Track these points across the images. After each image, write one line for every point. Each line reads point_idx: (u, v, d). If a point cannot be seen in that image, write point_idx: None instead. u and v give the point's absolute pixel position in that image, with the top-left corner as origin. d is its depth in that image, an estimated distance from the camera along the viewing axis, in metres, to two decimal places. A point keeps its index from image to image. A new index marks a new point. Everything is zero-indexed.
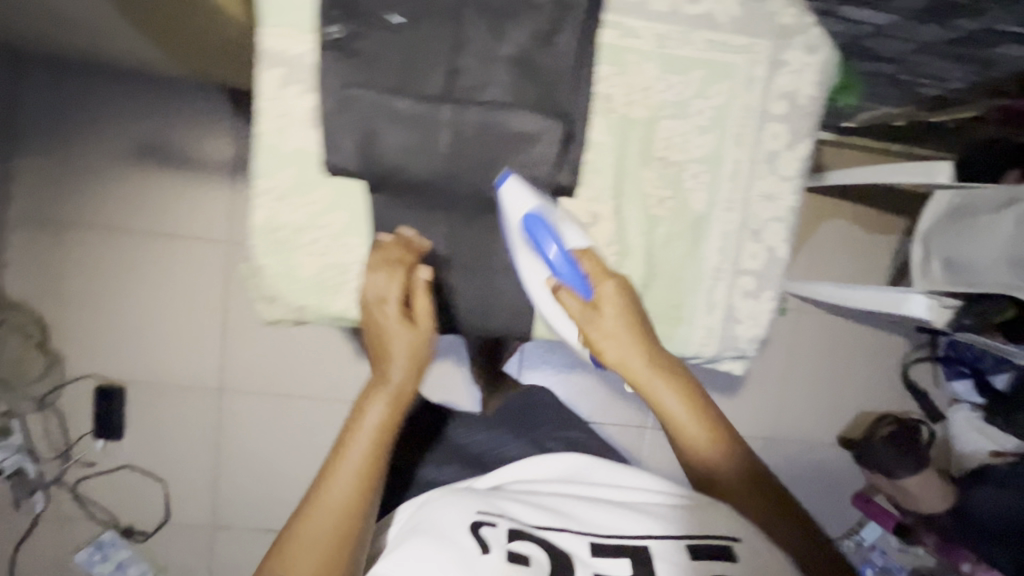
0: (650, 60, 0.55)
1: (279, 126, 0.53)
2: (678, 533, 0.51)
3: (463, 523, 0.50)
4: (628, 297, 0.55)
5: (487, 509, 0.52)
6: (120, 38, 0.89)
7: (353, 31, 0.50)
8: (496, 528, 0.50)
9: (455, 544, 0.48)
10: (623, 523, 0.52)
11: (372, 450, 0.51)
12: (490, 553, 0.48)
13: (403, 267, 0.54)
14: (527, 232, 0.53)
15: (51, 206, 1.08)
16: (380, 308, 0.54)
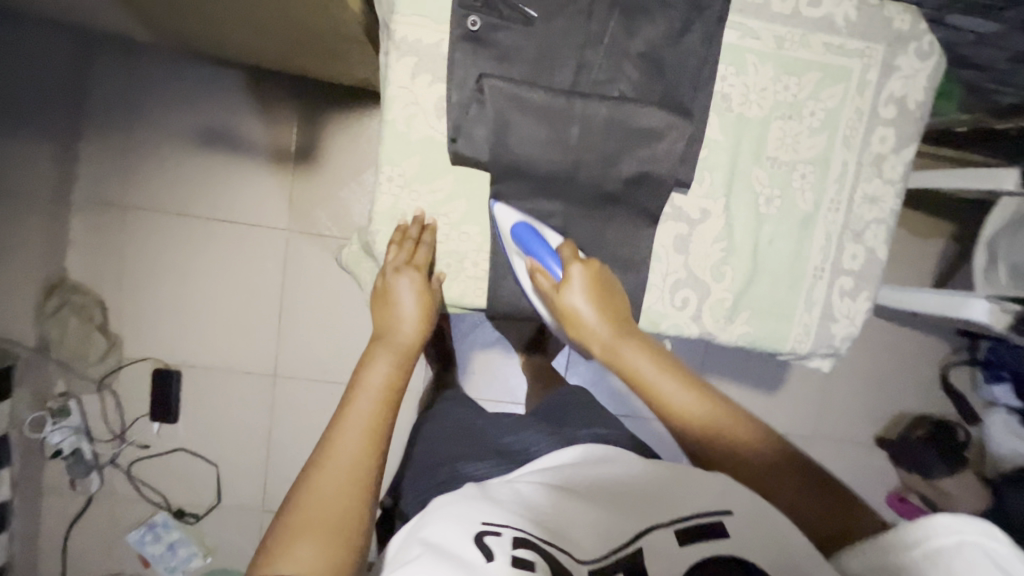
0: (768, 61, 0.57)
1: (407, 116, 0.54)
2: (676, 516, 0.46)
3: (463, 534, 0.42)
4: (599, 273, 0.55)
5: (491, 517, 0.44)
6: (198, 27, 0.89)
7: (490, 24, 0.52)
8: (500, 536, 0.42)
9: (454, 557, 0.40)
10: (630, 524, 0.45)
11: (377, 415, 0.48)
12: (492, 565, 0.40)
13: (410, 245, 0.57)
14: (517, 239, 0.56)
15: (118, 187, 1.10)
16: (395, 279, 0.57)
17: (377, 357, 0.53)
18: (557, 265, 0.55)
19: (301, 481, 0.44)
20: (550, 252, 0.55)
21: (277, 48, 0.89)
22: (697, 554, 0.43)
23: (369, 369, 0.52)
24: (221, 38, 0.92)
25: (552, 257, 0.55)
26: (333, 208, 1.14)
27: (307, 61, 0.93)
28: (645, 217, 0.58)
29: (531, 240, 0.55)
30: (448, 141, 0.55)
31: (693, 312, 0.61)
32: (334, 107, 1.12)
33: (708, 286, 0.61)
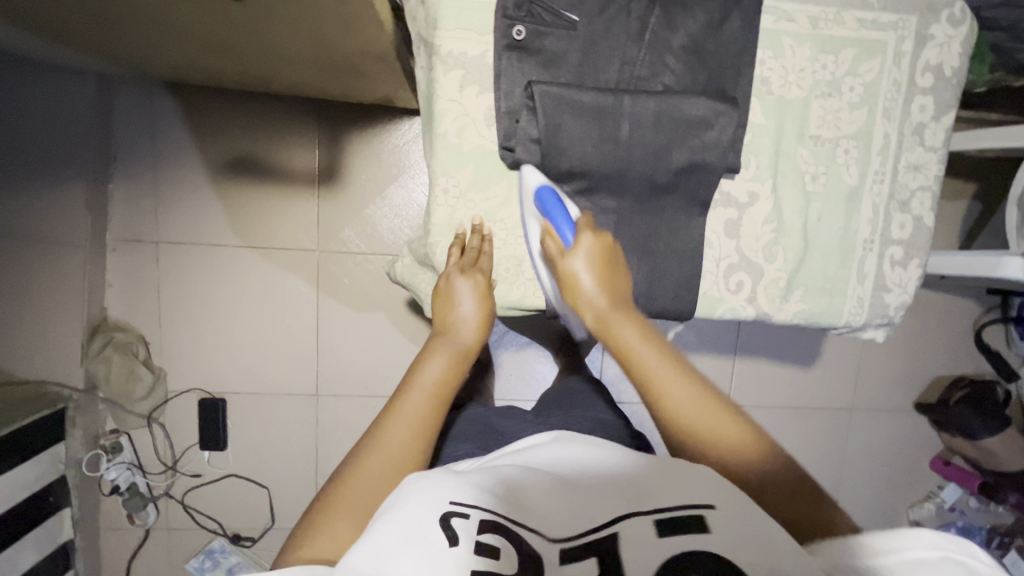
0: (804, 42, 0.58)
1: (458, 128, 0.56)
2: (643, 509, 0.43)
3: (430, 512, 0.41)
4: (606, 247, 0.55)
5: (460, 497, 0.42)
6: (215, 62, 0.90)
7: (534, 31, 0.53)
8: (467, 519, 0.41)
9: (418, 540, 0.39)
10: (611, 509, 0.44)
11: (426, 414, 0.50)
12: (456, 550, 0.39)
13: (473, 261, 0.58)
14: (539, 202, 0.56)
15: (151, 224, 1.13)
16: (450, 281, 0.57)
17: (432, 355, 0.54)
18: (569, 231, 0.55)
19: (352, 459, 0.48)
20: (568, 221, 0.55)
21: (300, 74, 0.91)
22: (667, 546, 0.40)
23: (425, 365, 0.53)
24: (238, 70, 0.92)
25: (568, 225, 0.55)
26: (362, 225, 1.16)
27: (330, 83, 0.94)
28: (695, 205, 0.60)
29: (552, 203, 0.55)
30: (500, 149, 0.56)
31: (749, 294, 0.62)
32: (355, 126, 1.13)
33: (761, 268, 0.62)
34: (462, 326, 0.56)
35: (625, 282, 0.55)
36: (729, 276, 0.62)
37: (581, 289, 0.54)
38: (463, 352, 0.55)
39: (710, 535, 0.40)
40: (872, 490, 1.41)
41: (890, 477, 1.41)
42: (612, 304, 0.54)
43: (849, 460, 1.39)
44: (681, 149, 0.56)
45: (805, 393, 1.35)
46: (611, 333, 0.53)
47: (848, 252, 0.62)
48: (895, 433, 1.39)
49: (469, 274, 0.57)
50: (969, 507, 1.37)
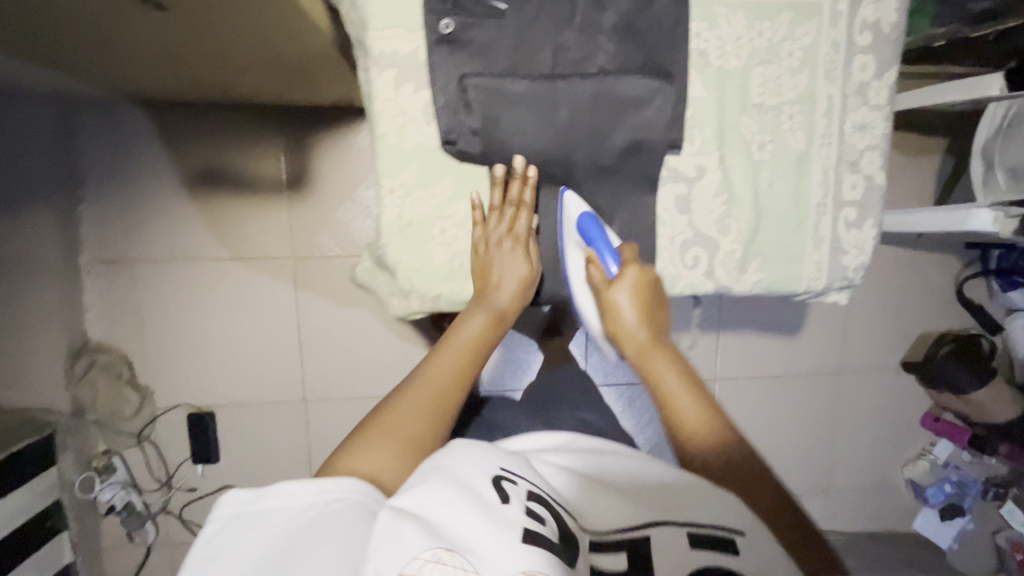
0: (738, 11, 0.57)
1: (398, 126, 0.56)
2: (687, 520, 0.51)
3: (483, 474, 0.49)
4: (651, 286, 0.60)
5: (508, 467, 0.51)
6: (159, 76, 0.88)
7: (463, 23, 0.53)
8: (516, 484, 0.49)
9: (472, 491, 0.47)
10: (635, 511, 0.51)
11: (467, 361, 0.57)
12: (507, 505, 0.46)
13: (512, 225, 0.61)
14: (581, 231, 0.59)
15: (122, 244, 1.12)
16: (492, 236, 0.60)
17: (476, 310, 0.60)
18: (615, 263, 0.59)
19: (397, 394, 0.54)
20: (610, 249, 0.59)
21: (255, 82, 0.89)
22: (699, 559, 0.47)
23: (467, 319, 0.59)
24: (184, 81, 0.91)
25: (613, 256, 0.59)
26: (334, 228, 1.15)
27: (286, 87, 0.92)
28: (643, 185, 0.60)
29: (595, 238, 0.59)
30: (441, 143, 0.56)
31: (706, 268, 0.62)
32: (316, 130, 1.12)
33: (716, 241, 0.62)
34: (503, 285, 0.60)
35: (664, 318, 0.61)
36: (686, 251, 0.62)
37: (622, 321, 0.59)
38: (501, 311, 0.60)
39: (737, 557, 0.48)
40: (865, 452, 1.42)
41: (883, 438, 1.42)
42: (652, 340, 0.59)
43: (841, 424, 1.40)
44: (622, 128, 0.56)
45: (792, 362, 1.35)
46: (648, 363, 0.59)
47: (803, 218, 0.62)
48: (884, 394, 1.40)
49: (511, 237, 0.61)
50: (962, 461, 1.37)
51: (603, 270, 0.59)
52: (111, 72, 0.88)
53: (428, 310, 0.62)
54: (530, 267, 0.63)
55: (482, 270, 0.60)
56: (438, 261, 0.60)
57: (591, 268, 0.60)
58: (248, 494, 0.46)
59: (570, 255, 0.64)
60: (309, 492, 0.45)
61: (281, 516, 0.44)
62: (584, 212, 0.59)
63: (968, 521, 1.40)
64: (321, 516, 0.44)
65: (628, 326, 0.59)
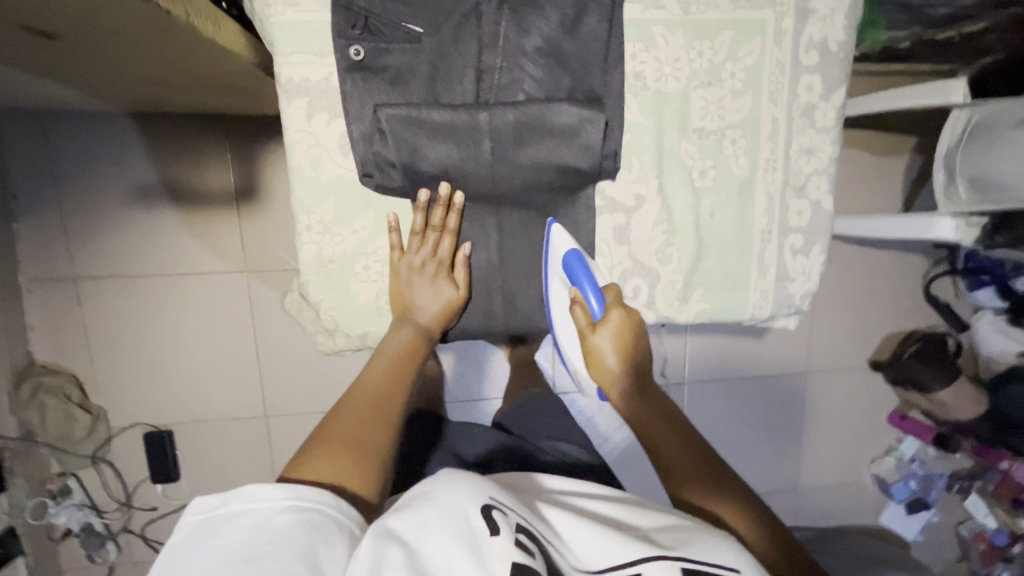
0: (677, 30, 0.54)
1: (312, 158, 0.52)
2: (683, 556, 0.43)
3: (473, 500, 0.44)
4: (632, 333, 0.55)
5: (499, 496, 0.46)
6: (76, 89, 0.81)
7: (376, 47, 0.49)
8: (506, 514, 0.44)
9: (458, 521, 0.42)
10: (621, 550, 0.45)
11: (395, 371, 0.55)
12: (496, 536, 0.41)
13: (434, 248, 0.57)
14: (566, 267, 0.56)
15: (66, 259, 1.08)
16: (411, 260, 0.57)
17: (398, 329, 0.57)
18: (599, 305, 0.55)
19: (336, 409, 0.52)
20: (595, 288, 0.55)
21: (183, 95, 0.83)
22: None
23: (390, 338, 0.57)
24: (109, 94, 0.85)
25: (596, 295, 0.55)
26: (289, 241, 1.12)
27: (218, 99, 0.87)
28: (578, 215, 0.57)
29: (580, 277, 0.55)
30: (359, 176, 0.53)
31: (647, 299, 0.60)
32: (264, 140, 1.08)
33: (657, 271, 0.59)
34: (425, 306, 0.58)
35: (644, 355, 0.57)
36: (625, 282, 0.59)
37: (603, 364, 0.55)
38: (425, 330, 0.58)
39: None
40: (833, 449, 1.43)
41: (852, 435, 1.43)
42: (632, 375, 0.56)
43: (809, 424, 1.40)
44: (551, 159, 0.53)
45: (760, 364, 1.34)
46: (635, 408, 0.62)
47: (748, 246, 0.60)
48: (852, 392, 1.40)
49: (431, 259, 0.57)
50: (928, 455, 1.40)
51: (585, 312, 0.55)
52: (26, 86, 0.82)
53: (357, 346, 0.60)
54: (458, 291, 0.59)
55: (403, 298, 0.58)
56: (363, 298, 0.58)
57: (577, 309, 0.56)
58: (216, 498, 0.43)
59: (553, 289, 0.59)
60: (273, 501, 0.42)
61: (247, 523, 0.41)
62: (571, 251, 0.55)
63: (933, 513, 1.42)
64: (285, 528, 0.40)
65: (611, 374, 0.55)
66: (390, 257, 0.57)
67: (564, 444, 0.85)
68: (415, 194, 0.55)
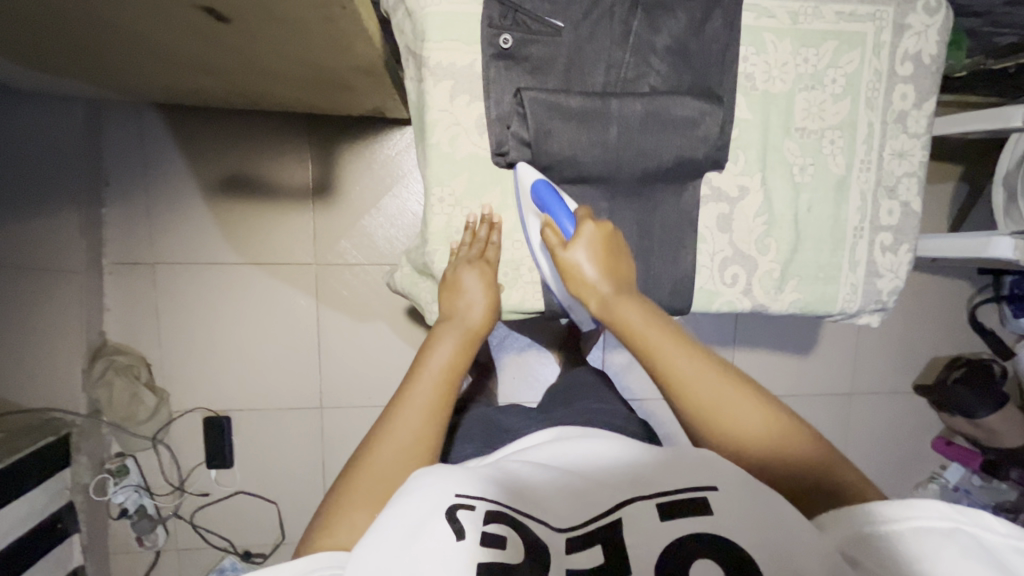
0: (785, 37, 0.59)
1: (451, 137, 0.57)
2: (659, 491, 0.45)
3: (435, 508, 0.43)
4: (607, 247, 0.55)
5: (465, 490, 0.44)
6: (193, 81, 0.87)
7: (520, 39, 0.54)
8: (473, 511, 0.43)
9: (421, 535, 0.41)
10: (603, 499, 0.46)
11: (435, 401, 0.51)
12: (463, 542, 0.41)
13: (483, 261, 0.59)
14: (536, 198, 0.57)
15: (148, 243, 1.13)
16: (463, 272, 0.58)
17: (442, 338, 0.55)
18: (569, 223, 0.56)
19: (372, 438, 0.49)
20: (567, 213, 0.56)
21: (286, 89, 0.89)
22: (676, 529, 0.42)
23: (434, 350, 0.54)
24: (218, 86, 0.90)
25: (568, 219, 0.56)
26: (358, 237, 1.16)
27: (315, 95, 0.92)
28: (686, 201, 0.61)
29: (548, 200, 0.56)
30: (492, 156, 0.58)
31: (745, 286, 0.63)
32: (345, 140, 1.14)
33: (755, 260, 0.63)
34: (471, 312, 0.57)
35: (627, 268, 0.56)
36: (725, 269, 0.63)
37: (582, 277, 0.54)
38: (470, 336, 0.56)
39: (712, 516, 0.43)
40: (875, 473, 1.42)
41: (895, 459, 1.42)
42: (615, 287, 0.54)
43: (852, 446, 1.40)
44: (669, 146, 0.57)
45: (806, 382, 1.36)
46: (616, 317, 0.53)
47: (842, 241, 0.64)
48: (896, 415, 1.40)
49: (481, 271, 0.59)
50: (972, 485, 1.37)
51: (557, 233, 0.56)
52: (144, 78, 0.88)
53: None
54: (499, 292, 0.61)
55: (454, 304, 0.58)
56: None
57: (548, 231, 0.56)
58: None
59: (529, 222, 0.60)
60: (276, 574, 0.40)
61: None
62: (537, 180, 0.56)
63: None
64: None
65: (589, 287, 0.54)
66: (445, 263, 0.60)
67: None
68: (469, 214, 0.60)
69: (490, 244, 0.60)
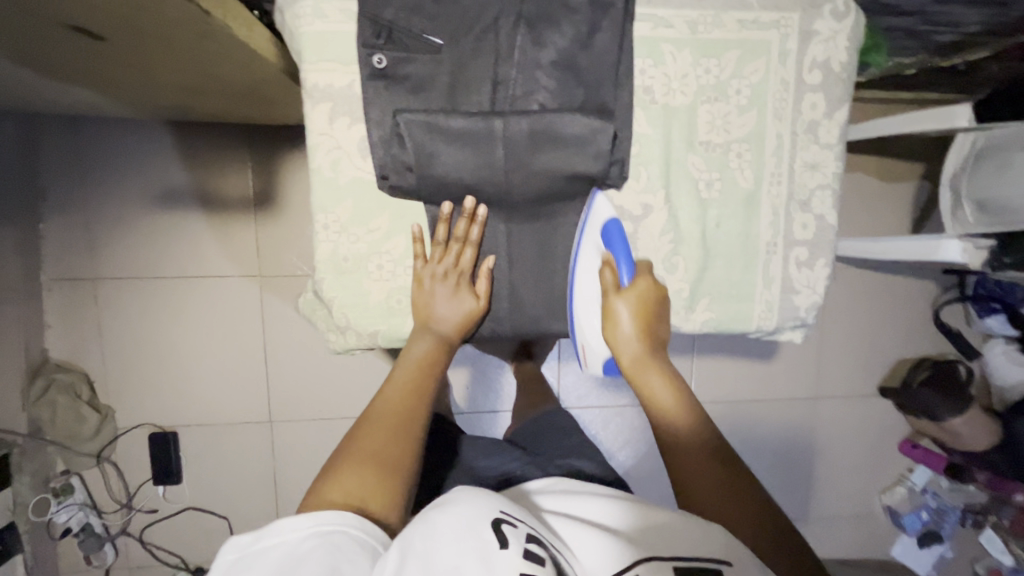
0: (684, 47, 0.56)
1: (333, 161, 0.55)
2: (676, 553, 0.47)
3: (483, 516, 0.46)
4: (651, 307, 0.58)
5: (509, 509, 0.49)
6: (108, 94, 0.84)
7: (397, 58, 0.52)
8: (515, 527, 0.46)
9: (472, 534, 0.44)
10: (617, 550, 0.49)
11: (415, 381, 0.56)
12: (506, 548, 0.43)
13: (454, 268, 0.59)
14: (605, 236, 0.58)
15: (87, 260, 1.11)
16: (432, 269, 0.58)
17: (419, 335, 0.59)
18: (628, 272, 0.57)
19: (363, 418, 0.54)
20: (628, 258, 0.57)
21: (214, 103, 0.87)
22: None
23: (411, 345, 0.58)
24: (138, 100, 0.88)
25: (629, 265, 0.58)
26: (301, 248, 1.14)
27: (247, 107, 0.89)
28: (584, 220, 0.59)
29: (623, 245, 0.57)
30: (377, 179, 0.55)
31: None
32: (285, 150, 1.11)
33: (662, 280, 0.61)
34: (446, 316, 0.59)
35: (662, 333, 0.59)
36: None
37: (621, 329, 0.58)
38: (447, 338, 0.59)
39: None
40: (841, 477, 1.40)
41: (861, 463, 1.40)
42: (647, 351, 0.58)
43: (817, 450, 1.38)
44: (560, 165, 0.54)
45: (768, 387, 1.33)
46: (642, 376, 0.58)
47: (753, 257, 0.61)
48: (862, 419, 1.38)
49: (456, 271, 0.59)
50: (942, 488, 1.35)
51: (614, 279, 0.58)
52: (59, 92, 0.86)
53: (368, 345, 0.61)
54: (478, 300, 0.61)
55: (423, 308, 0.59)
56: (375, 297, 0.59)
57: (606, 272, 0.58)
58: (250, 536, 0.45)
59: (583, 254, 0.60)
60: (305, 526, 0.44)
61: (278, 555, 0.43)
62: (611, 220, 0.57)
63: (947, 549, 1.38)
64: (310, 551, 0.42)
65: (625, 339, 0.58)
66: (335, 291, 0.58)
67: (571, 459, 0.84)
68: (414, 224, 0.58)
69: (456, 244, 0.58)
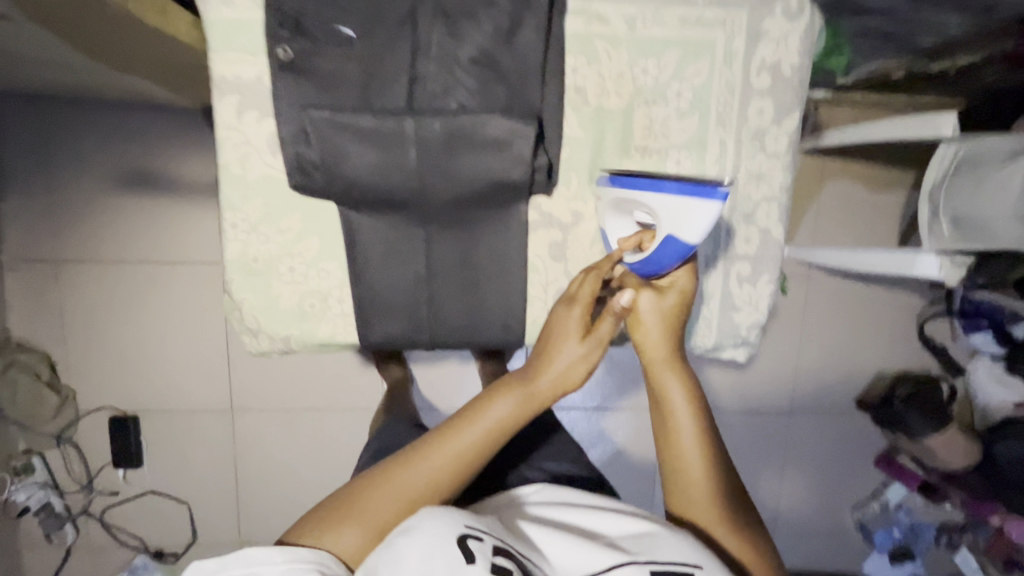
0: (620, 46, 0.56)
1: (241, 157, 0.56)
2: (653, 558, 0.47)
3: (448, 533, 0.44)
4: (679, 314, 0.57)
5: (474, 521, 0.46)
6: (47, 70, 0.82)
7: (303, 50, 0.52)
8: (482, 541, 0.44)
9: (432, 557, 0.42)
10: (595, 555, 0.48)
11: (473, 452, 0.51)
12: (473, 566, 0.42)
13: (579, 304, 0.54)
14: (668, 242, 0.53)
15: (49, 242, 1.10)
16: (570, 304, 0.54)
17: (503, 392, 0.52)
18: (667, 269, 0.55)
19: (405, 453, 0.52)
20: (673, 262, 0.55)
21: (153, 85, 0.83)
22: None
23: (491, 402, 0.52)
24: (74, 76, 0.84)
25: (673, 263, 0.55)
26: None
27: (191, 89, 0.86)
28: (505, 224, 0.60)
29: (675, 254, 0.53)
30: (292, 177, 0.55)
31: None
32: None
33: None
34: (542, 376, 0.52)
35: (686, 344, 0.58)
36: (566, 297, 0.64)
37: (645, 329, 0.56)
38: (532, 396, 0.52)
39: None
40: (812, 489, 1.37)
41: (833, 476, 1.38)
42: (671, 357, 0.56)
43: (790, 462, 1.35)
44: (474, 168, 0.54)
45: (743, 396, 1.30)
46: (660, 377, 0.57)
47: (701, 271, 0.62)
48: (837, 431, 1.35)
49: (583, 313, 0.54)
50: (916, 505, 1.29)
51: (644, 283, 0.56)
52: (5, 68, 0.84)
53: (281, 348, 0.64)
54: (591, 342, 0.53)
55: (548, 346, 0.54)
56: (284, 299, 0.61)
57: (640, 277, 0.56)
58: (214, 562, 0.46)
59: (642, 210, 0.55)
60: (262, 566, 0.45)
61: None
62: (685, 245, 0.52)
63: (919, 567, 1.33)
64: None
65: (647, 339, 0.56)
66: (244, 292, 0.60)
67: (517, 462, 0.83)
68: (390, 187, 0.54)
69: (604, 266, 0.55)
